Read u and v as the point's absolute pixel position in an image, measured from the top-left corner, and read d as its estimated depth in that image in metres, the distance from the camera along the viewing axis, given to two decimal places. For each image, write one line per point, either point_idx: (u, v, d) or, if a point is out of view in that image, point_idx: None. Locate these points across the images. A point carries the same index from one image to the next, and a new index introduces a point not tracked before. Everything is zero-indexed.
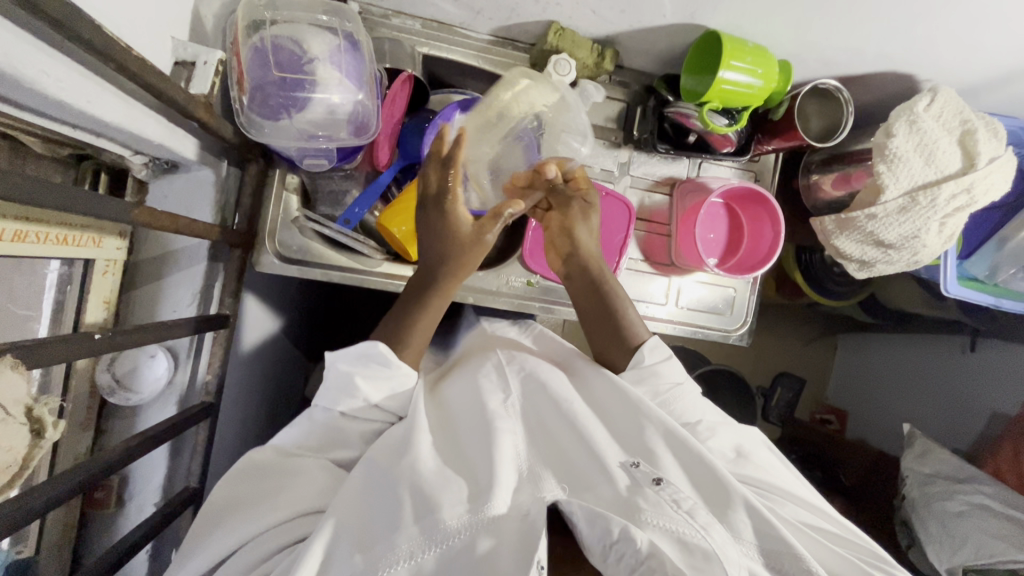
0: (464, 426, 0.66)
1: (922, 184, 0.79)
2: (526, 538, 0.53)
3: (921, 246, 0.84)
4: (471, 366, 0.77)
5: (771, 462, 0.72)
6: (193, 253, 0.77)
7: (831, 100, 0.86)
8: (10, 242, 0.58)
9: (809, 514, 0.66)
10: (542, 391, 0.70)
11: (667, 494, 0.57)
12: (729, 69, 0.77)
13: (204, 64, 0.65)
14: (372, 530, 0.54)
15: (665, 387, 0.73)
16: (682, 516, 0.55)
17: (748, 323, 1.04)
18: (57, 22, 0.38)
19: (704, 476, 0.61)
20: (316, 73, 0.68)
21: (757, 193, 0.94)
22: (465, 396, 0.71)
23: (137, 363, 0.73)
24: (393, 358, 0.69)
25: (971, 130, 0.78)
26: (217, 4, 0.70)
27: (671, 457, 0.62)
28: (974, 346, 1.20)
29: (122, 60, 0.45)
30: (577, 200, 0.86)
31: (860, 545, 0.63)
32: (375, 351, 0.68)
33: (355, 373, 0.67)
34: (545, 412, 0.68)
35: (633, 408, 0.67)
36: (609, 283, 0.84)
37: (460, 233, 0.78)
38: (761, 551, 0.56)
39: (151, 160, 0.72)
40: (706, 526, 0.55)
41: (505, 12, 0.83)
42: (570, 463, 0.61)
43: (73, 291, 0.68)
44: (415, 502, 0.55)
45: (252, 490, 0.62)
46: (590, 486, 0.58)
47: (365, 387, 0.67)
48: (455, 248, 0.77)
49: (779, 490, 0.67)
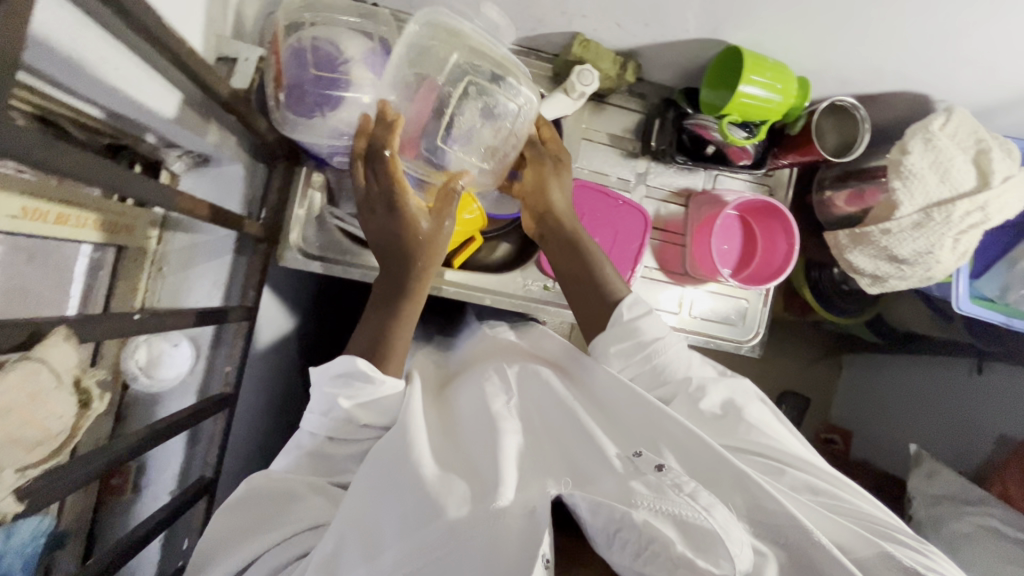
0: (467, 430, 0.68)
1: (937, 202, 0.81)
2: (529, 533, 0.51)
3: (935, 262, 0.85)
4: (475, 374, 0.78)
5: (767, 420, 0.72)
6: (221, 245, 0.78)
7: (848, 117, 0.88)
8: (54, 224, 0.60)
9: (815, 478, 0.66)
10: (544, 397, 0.71)
11: (668, 479, 0.55)
12: (749, 83, 0.78)
13: (245, 61, 0.69)
14: (379, 533, 0.55)
15: (648, 341, 0.74)
16: (682, 498, 0.51)
17: (760, 335, 1.04)
18: (125, 11, 0.40)
19: (706, 459, 0.61)
20: (351, 72, 0.70)
21: (772, 206, 0.96)
22: (469, 404, 0.72)
23: (160, 352, 0.74)
24: (375, 374, 0.67)
25: (986, 150, 0.80)
26: (257, 6, 0.73)
27: (672, 453, 0.63)
28: (982, 368, 1.19)
29: (175, 49, 0.47)
30: (550, 157, 0.86)
31: (872, 516, 0.62)
32: (356, 368, 0.66)
33: (339, 395, 0.66)
34: (546, 418, 0.69)
35: (634, 404, 0.68)
36: (584, 240, 0.84)
37: (416, 230, 0.72)
38: (768, 534, 0.55)
39: (184, 153, 0.74)
40: (710, 507, 0.51)
41: (532, 23, 0.86)
42: (572, 459, 0.62)
43: (105, 276, 0.71)
44: (419, 503, 0.55)
45: (259, 517, 0.62)
46: (594, 479, 0.57)
47: (351, 408, 0.66)
48: (411, 246, 0.71)
49: (779, 457, 0.67)
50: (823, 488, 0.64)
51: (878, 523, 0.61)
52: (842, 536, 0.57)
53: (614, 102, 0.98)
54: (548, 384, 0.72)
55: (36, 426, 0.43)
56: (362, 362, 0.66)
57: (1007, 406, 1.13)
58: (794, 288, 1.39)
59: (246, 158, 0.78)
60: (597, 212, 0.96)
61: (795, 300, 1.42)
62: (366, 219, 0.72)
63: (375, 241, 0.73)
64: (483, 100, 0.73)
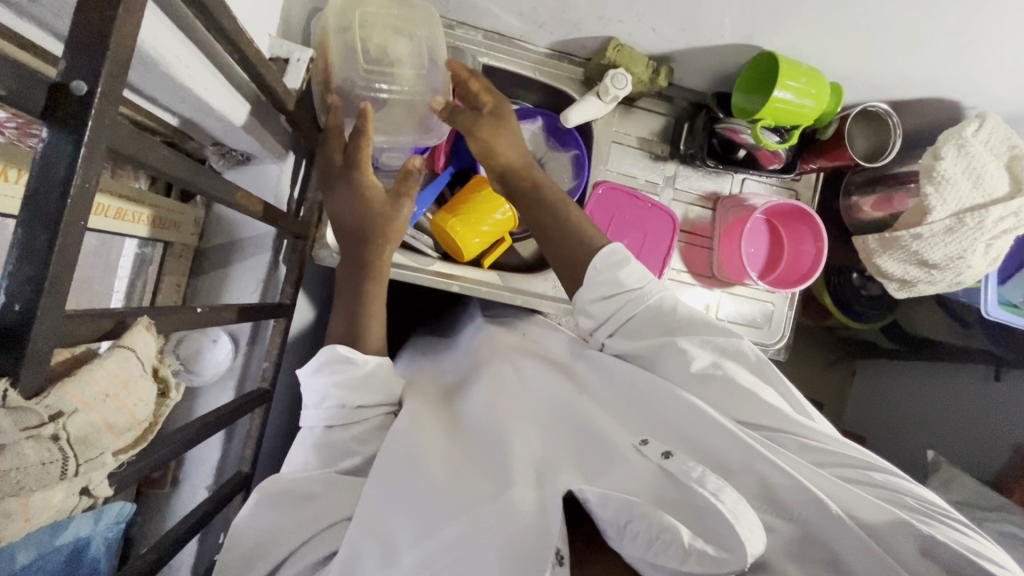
0: (479, 435, 0.68)
1: (970, 207, 0.82)
2: (542, 530, 0.52)
3: (965, 267, 0.85)
4: (483, 377, 0.79)
5: (768, 380, 0.66)
6: (261, 241, 0.80)
7: (878, 123, 0.89)
8: (114, 219, 0.61)
9: (818, 442, 0.62)
10: (551, 394, 0.71)
11: (677, 465, 0.55)
12: (782, 89, 0.79)
13: (298, 61, 0.69)
14: (395, 536, 0.56)
15: (626, 295, 0.72)
16: (692, 485, 0.52)
17: (787, 337, 1.05)
18: (207, 11, 0.42)
19: (716, 450, 0.60)
20: (397, 74, 0.74)
21: (801, 210, 0.96)
22: (479, 407, 0.72)
23: (200, 347, 0.76)
24: (356, 356, 0.69)
25: (1018, 156, 0.81)
26: (303, 9, 0.74)
27: (681, 444, 0.62)
28: (999, 376, 1.19)
29: (244, 49, 0.48)
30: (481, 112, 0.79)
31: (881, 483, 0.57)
32: (336, 354, 0.68)
33: (328, 383, 0.67)
34: (553, 420, 0.68)
35: (641, 396, 0.67)
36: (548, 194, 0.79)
37: (376, 202, 0.74)
38: (781, 514, 0.55)
39: (226, 150, 0.76)
40: (717, 491, 0.51)
41: (567, 27, 0.87)
42: (582, 454, 0.62)
43: (152, 271, 0.71)
44: (436, 506, 0.57)
45: (283, 519, 0.60)
46: (604, 473, 0.57)
47: (340, 392, 0.67)
48: (373, 220, 0.73)
49: (783, 424, 0.63)
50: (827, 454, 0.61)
51: (890, 488, 0.57)
52: (856, 504, 0.53)
53: (643, 105, 0.99)
54: (554, 383, 0.72)
55: (129, 412, 0.39)
56: (341, 347, 0.69)
57: None
58: (812, 294, 1.40)
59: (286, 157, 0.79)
60: (614, 208, 0.97)
61: (814, 304, 1.42)
62: (330, 201, 0.75)
63: (338, 220, 0.75)
64: (399, 40, 0.74)
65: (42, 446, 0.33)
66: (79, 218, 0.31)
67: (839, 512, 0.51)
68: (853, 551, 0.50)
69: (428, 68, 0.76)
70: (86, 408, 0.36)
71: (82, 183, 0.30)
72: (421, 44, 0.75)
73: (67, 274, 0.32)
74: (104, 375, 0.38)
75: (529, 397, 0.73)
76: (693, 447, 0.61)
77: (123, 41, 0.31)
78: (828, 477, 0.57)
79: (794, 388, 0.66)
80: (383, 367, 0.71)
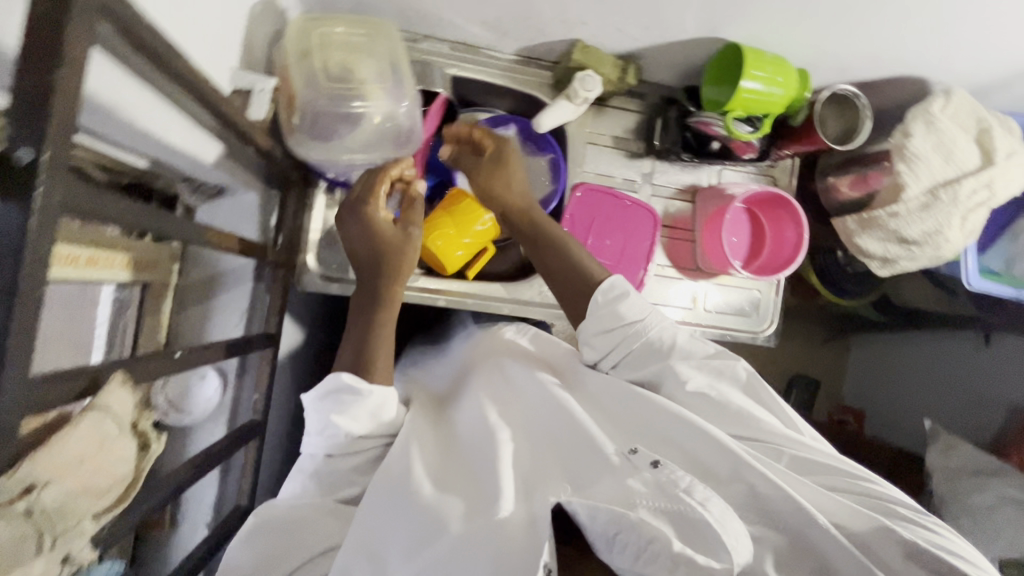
0: (469, 445, 0.68)
1: (942, 181, 0.85)
2: (532, 543, 0.52)
3: (943, 241, 0.86)
4: (472, 386, 0.78)
5: (760, 400, 0.68)
6: (240, 273, 0.79)
7: (848, 105, 0.90)
8: (85, 266, 0.60)
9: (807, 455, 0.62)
10: (540, 394, 0.71)
11: (665, 474, 0.54)
12: (749, 78, 0.80)
13: (261, 92, 0.68)
14: (384, 550, 0.56)
15: (629, 324, 0.71)
16: (677, 494, 0.51)
17: (775, 323, 1.05)
18: (158, 57, 0.41)
19: (702, 454, 0.60)
20: (363, 91, 0.73)
21: (779, 196, 0.97)
22: (470, 417, 0.72)
23: (187, 385, 0.74)
24: (362, 384, 0.67)
25: (986, 129, 0.84)
26: (264, 38, 0.74)
27: (669, 451, 0.62)
28: (989, 341, 1.23)
29: (201, 89, 0.48)
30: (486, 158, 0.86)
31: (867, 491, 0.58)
32: (341, 383, 0.66)
33: (331, 413, 0.66)
34: (538, 427, 0.68)
35: (630, 405, 0.67)
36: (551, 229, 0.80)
37: (384, 233, 0.74)
38: (769, 521, 0.54)
39: (198, 185, 0.74)
40: (704, 501, 0.51)
41: (532, 33, 0.87)
42: (570, 463, 0.61)
43: (132, 313, 0.70)
44: (425, 523, 0.56)
45: (274, 547, 0.60)
46: (592, 483, 0.57)
47: (344, 422, 0.66)
48: (382, 250, 0.74)
49: (773, 438, 0.63)
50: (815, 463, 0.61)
51: (880, 500, 0.58)
52: (839, 514, 0.55)
53: (614, 104, 0.99)
54: (543, 386, 0.71)
55: (109, 471, 0.51)
56: (347, 375, 0.67)
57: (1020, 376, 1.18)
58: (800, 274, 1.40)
59: (259, 186, 0.78)
60: (595, 209, 0.97)
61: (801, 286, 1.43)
62: (345, 231, 0.76)
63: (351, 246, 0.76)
64: (361, 57, 0.73)
65: (16, 522, 0.40)
66: (36, 284, 0.31)
67: (824, 521, 0.52)
68: (839, 556, 0.51)
69: (394, 80, 0.75)
70: (56, 480, 0.44)
71: (35, 247, 0.30)
72: (385, 59, 0.75)
73: (32, 338, 0.31)
74: (76, 438, 0.48)
75: (520, 405, 0.72)
76: (683, 456, 0.62)
77: (67, 101, 0.31)
78: (814, 488, 0.57)
79: (788, 408, 0.68)
80: (389, 396, 0.69)
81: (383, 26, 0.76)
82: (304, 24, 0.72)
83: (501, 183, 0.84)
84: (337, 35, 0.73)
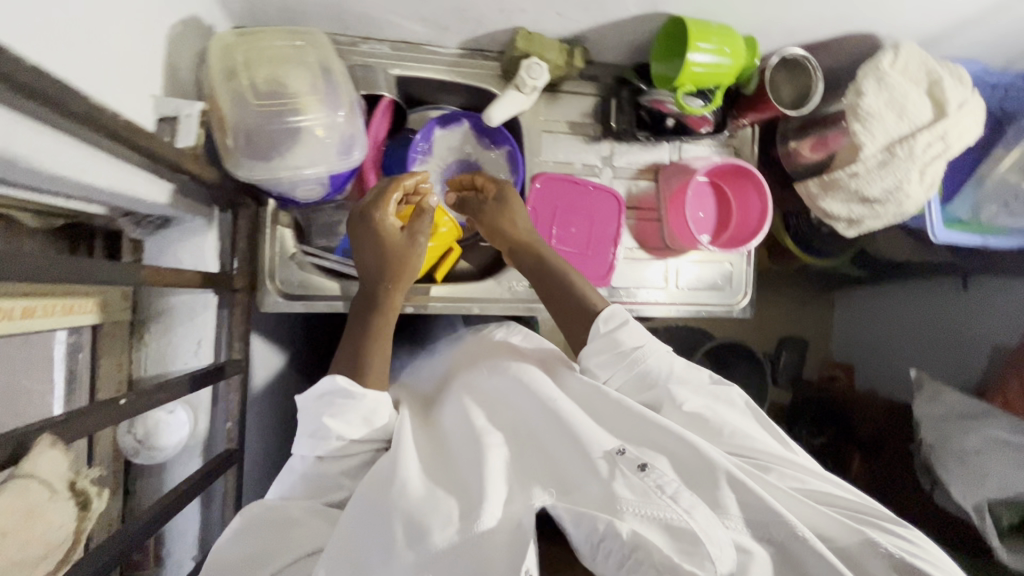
0: (456, 445, 0.66)
1: (898, 138, 0.83)
2: (516, 548, 0.52)
3: (904, 197, 0.86)
4: (457, 389, 0.77)
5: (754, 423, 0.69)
6: (199, 302, 0.77)
7: (800, 69, 0.88)
8: (21, 319, 0.59)
9: (798, 473, 0.62)
10: (526, 392, 0.69)
11: (652, 481, 0.56)
12: (697, 51, 0.78)
13: (188, 117, 0.65)
14: (367, 559, 0.54)
15: (627, 350, 0.73)
16: (664, 502, 0.54)
17: (749, 295, 1.05)
18: (49, 99, 0.39)
19: (689, 458, 0.59)
20: (298, 101, 0.70)
21: (740, 167, 0.96)
22: (456, 417, 0.71)
23: (156, 423, 0.73)
24: (356, 389, 0.69)
25: (938, 80, 0.82)
26: (189, 58, 0.71)
27: (658, 446, 0.61)
28: (967, 284, 1.24)
29: (107, 126, 0.46)
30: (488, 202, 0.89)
31: (857, 505, 0.58)
32: (336, 386, 0.68)
33: (325, 416, 0.67)
34: (528, 424, 0.67)
35: (617, 410, 0.66)
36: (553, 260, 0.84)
37: (392, 243, 0.79)
38: (756, 521, 0.54)
39: (142, 217, 0.72)
40: (690, 509, 0.54)
41: (472, 25, 0.85)
42: (557, 461, 0.60)
43: (85, 357, 0.69)
44: (405, 529, 0.54)
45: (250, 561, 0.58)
46: (577, 485, 0.57)
47: (337, 425, 0.66)
48: (390, 262, 0.79)
49: (767, 456, 0.64)
50: (804, 483, 0.61)
51: (873, 522, 0.57)
52: (827, 527, 0.56)
53: (568, 89, 0.96)
54: (529, 387, 0.69)
55: (40, 541, 0.44)
56: (342, 379, 0.68)
57: (1002, 314, 1.18)
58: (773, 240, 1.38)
59: (205, 212, 0.76)
60: (560, 196, 0.96)
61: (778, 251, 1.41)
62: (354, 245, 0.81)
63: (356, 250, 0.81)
64: (291, 67, 0.71)
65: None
66: None
67: (808, 534, 0.52)
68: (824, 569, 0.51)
69: (329, 86, 0.73)
70: None
71: None
72: (317, 66, 0.73)
73: None
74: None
75: (508, 406, 0.70)
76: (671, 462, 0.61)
77: None
78: (801, 499, 0.58)
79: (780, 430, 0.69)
80: (382, 402, 0.70)
81: (308, 32, 0.74)
82: (224, 41, 0.70)
83: (505, 221, 0.87)
84: (263, 49, 0.71)
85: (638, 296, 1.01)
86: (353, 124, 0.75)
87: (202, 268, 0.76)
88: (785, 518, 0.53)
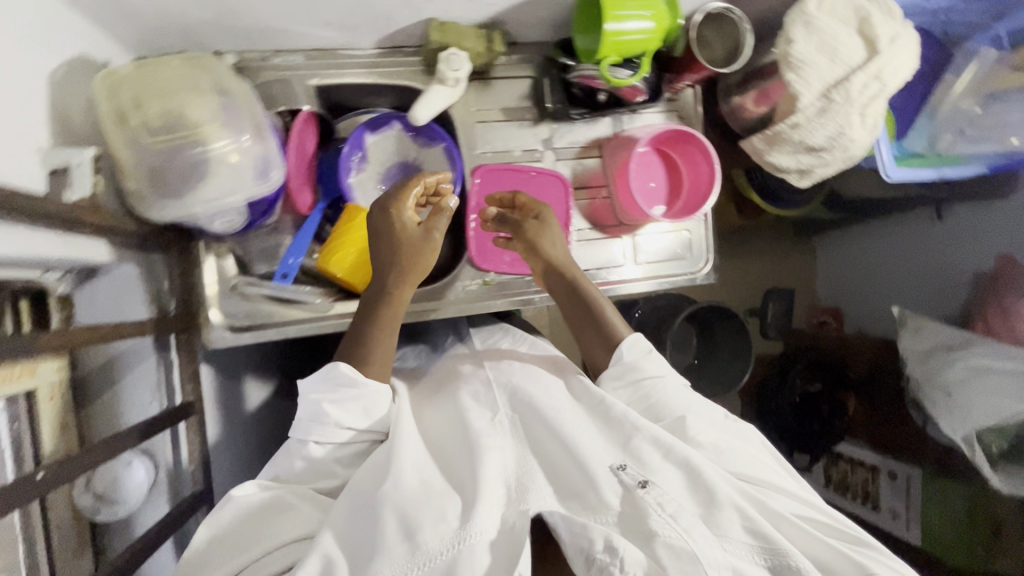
0: (450, 447, 0.65)
1: (834, 82, 0.79)
2: (513, 548, 0.53)
3: (850, 142, 0.82)
4: (448, 391, 0.76)
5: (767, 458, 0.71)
6: (140, 352, 0.76)
7: (726, 23, 0.86)
8: None
9: (801, 506, 0.65)
10: (529, 404, 0.69)
11: (653, 497, 0.56)
12: (617, 18, 0.75)
13: (80, 166, 0.63)
14: (359, 556, 0.54)
15: (646, 381, 0.72)
16: (660, 517, 0.54)
17: (711, 260, 1.04)
18: None
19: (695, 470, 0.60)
20: (200, 132, 0.69)
21: (683, 132, 0.93)
22: (444, 421, 0.69)
23: (116, 474, 0.72)
24: (358, 378, 0.67)
25: (866, 16, 0.79)
26: (82, 102, 0.68)
27: (658, 456, 0.61)
28: (941, 214, 1.15)
29: None
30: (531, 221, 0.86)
31: (852, 536, 0.62)
32: (338, 373, 0.66)
33: (327, 399, 0.65)
34: (527, 423, 0.67)
35: (616, 420, 0.66)
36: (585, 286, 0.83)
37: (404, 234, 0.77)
38: (757, 548, 0.56)
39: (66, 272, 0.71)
40: (690, 529, 0.54)
41: (381, 22, 0.81)
42: (557, 473, 0.60)
43: (26, 424, 0.68)
44: (399, 526, 0.54)
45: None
46: (578, 494, 0.58)
47: (334, 412, 0.65)
48: (402, 249, 0.76)
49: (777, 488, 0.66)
50: (808, 515, 0.63)
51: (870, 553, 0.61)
52: (830, 562, 0.59)
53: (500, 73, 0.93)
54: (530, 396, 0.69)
55: None
56: (344, 366, 0.67)
57: (979, 227, 1.11)
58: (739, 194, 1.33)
59: (131, 257, 0.74)
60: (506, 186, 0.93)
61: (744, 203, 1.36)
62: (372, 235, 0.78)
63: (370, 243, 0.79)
64: (188, 96, 0.70)
65: None
66: None
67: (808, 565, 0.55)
68: None
69: (233, 111, 0.72)
70: None
71: None
72: (218, 92, 0.72)
73: None
74: None
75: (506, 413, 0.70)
76: None
77: None
78: (806, 532, 0.60)
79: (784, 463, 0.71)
80: (383, 393, 0.68)
81: (202, 60, 0.73)
82: (108, 78, 0.67)
83: (545, 240, 0.84)
84: (153, 83, 0.69)
85: (599, 278, 0.98)
86: (263, 146, 0.74)
87: (128, 319, 0.74)
88: (785, 550, 0.55)
